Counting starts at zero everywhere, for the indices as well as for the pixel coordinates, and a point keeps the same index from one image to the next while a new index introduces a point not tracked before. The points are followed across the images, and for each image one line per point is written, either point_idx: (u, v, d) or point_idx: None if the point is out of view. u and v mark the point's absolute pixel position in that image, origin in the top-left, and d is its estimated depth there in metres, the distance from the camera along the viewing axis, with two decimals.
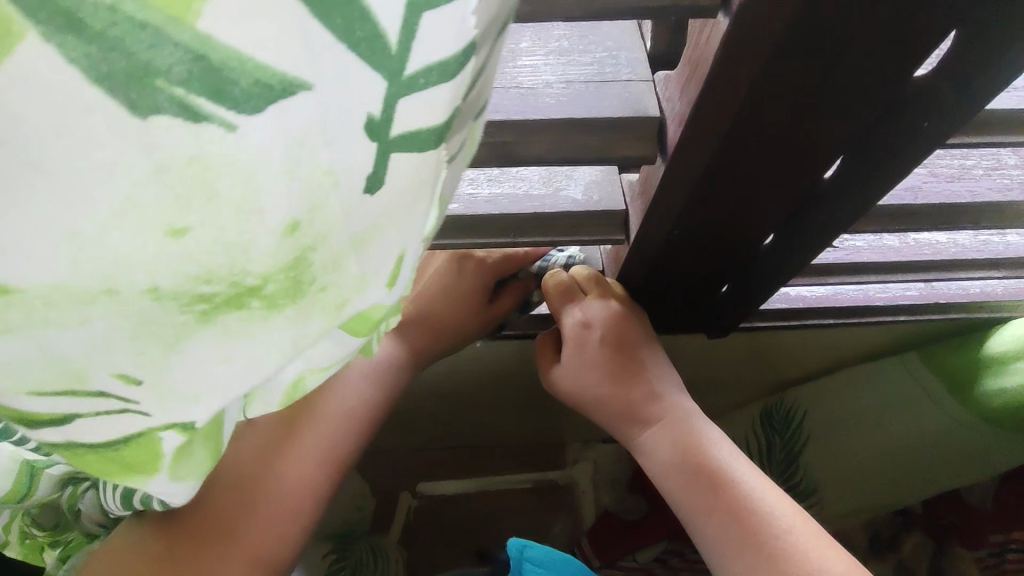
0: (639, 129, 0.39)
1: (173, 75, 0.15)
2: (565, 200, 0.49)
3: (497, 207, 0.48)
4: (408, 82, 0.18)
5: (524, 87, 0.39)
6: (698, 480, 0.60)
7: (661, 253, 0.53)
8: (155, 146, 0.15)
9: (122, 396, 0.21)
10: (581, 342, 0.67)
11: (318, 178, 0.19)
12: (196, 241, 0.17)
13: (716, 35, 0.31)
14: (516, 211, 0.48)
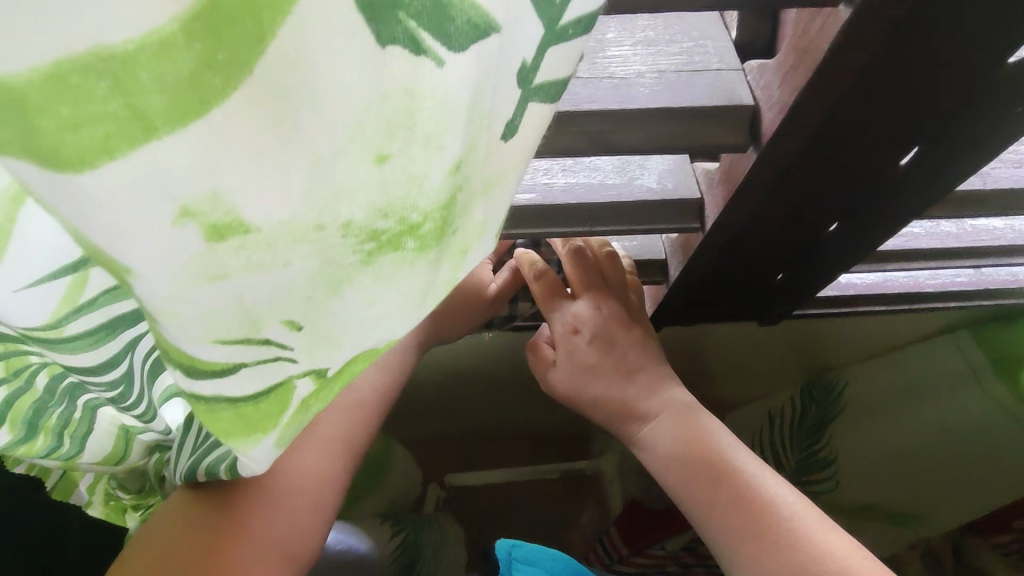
0: (732, 118, 0.39)
1: (411, 9, 0.18)
2: (640, 189, 0.49)
3: (574, 196, 0.49)
4: (559, 33, 0.23)
5: (616, 77, 0.40)
6: (696, 475, 0.60)
7: (729, 241, 0.54)
8: (384, 78, 0.20)
9: (282, 343, 0.26)
10: (569, 348, 0.72)
11: (478, 125, 0.24)
12: (392, 167, 0.22)
13: (829, 27, 0.31)
14: (593, 200, 0.49)
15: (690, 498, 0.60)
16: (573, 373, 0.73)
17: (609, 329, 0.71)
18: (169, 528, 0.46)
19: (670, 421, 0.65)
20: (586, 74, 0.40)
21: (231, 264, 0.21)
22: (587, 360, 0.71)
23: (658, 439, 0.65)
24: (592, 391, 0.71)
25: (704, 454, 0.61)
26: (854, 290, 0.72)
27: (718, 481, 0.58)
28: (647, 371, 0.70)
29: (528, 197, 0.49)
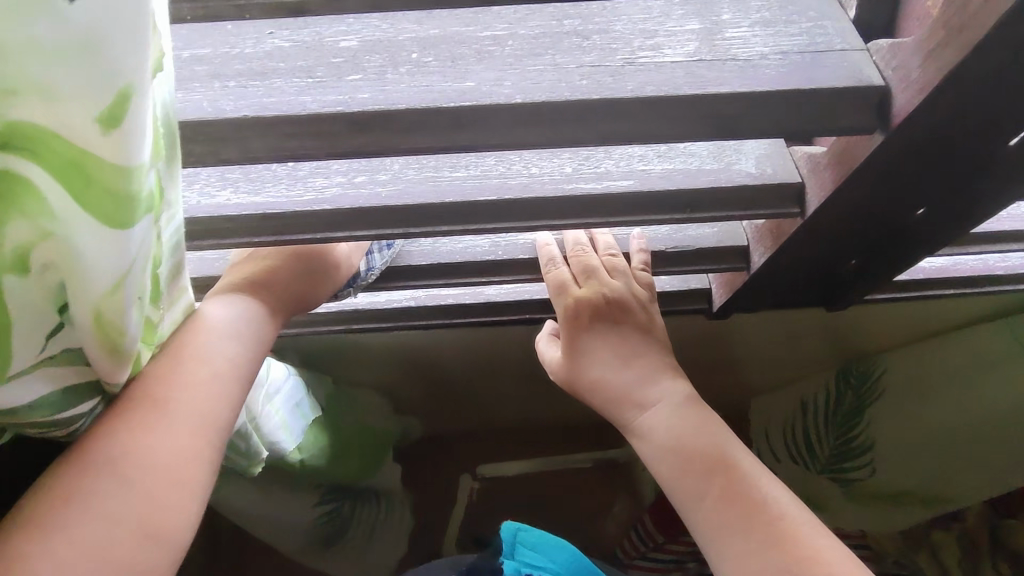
0: (862, 99, 0.38)
1: None
2: (739, 173, 0.48)
3: (673, 182, 0.48)
4: None
5: (739, 59, 0.39)
6: (698, 468, 0.54)
7: (822, 228, 0.53)
8: None
9: None
10: (568, 334, 0.63)
11: None
12: None
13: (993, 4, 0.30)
14: (693, 186, 0.48)
15: (677, 485, 0.55)
16: (571, 356, 0.62)
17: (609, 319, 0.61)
18: (59, 473, 0.40)
19: (666, 408, 0.58)
20: (706, 56, 0.39)
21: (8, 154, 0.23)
22: (585, 347, 0.62)
23: (656, 423, 0.57)
24: (586, 379, 0.61)
25: (704, 445, 0.55)
26: (924, 274, 0.72)
27: (713, 474, 0.53)
28: (652, 361, 0.61)
29: (627, 184, 0.47)
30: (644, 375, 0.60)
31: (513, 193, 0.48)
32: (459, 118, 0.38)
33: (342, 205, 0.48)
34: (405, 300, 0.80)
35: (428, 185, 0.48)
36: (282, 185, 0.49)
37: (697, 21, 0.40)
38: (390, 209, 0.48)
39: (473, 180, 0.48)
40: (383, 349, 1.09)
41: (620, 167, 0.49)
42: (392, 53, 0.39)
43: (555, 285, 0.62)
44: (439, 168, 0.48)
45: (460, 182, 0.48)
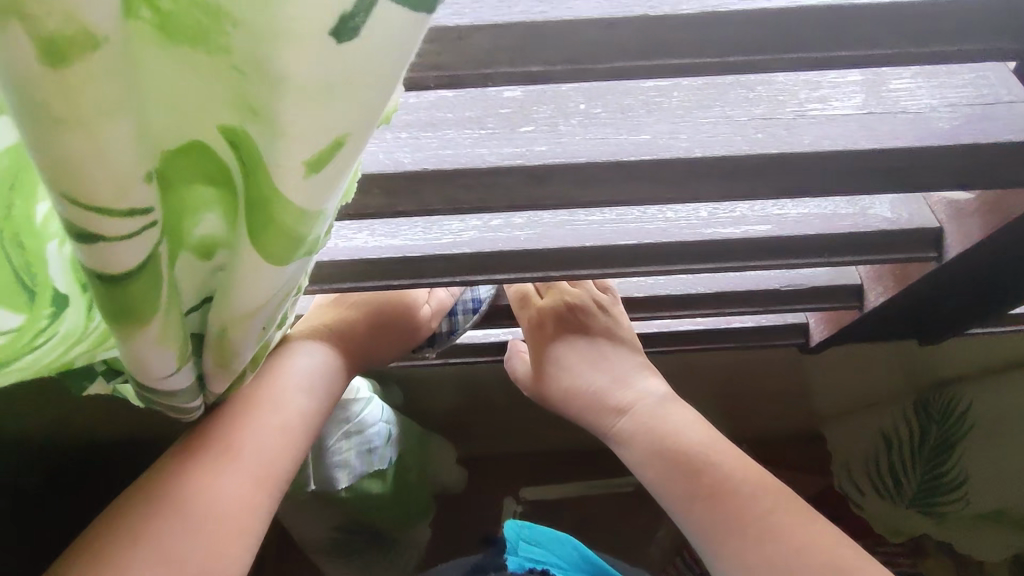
0: None
1: None
2: (876, 218, 0.48)
3: (810, 226, 0.48)
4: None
5: (910, 112, 0.39)
6: (685, 468, 0.56)
7: (952, 276, 0.52)
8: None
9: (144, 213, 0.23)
10: (536, 348, 0.67)
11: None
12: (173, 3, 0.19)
13: None
14: (830, 231, 0.48)
15: (668, 486, 0.56)
16: (538, 372, 0.67)
17: (570, 330, 0.65)
18: (120, 517, 0.43)
19: (640, 413, 0.61)
20: (875, 109, 0.39)
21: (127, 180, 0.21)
22: (556, 358, 0.66)
23: (631, 430, 0.60)
24: (559, 390, 0.65)
25: (682, 448, 0.57)
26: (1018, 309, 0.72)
27: (696, 474, 0.55)
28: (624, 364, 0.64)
29: (767, 229, 0.48)
30: (616, 378, 0.63)
31: (652, 237, 0.48)
32: (634, 170, 0.38)
33: (480, 249, 0.48)
34: (488, 332, 0.80)
35: (566, 230, 0.48)
36: (419, 228, 0.49)
37: (860, 73, 0.40)
38: (528, 253, 0.48)
39: (610, 226, 0.49)
40: (445, 379, 1.09)
41: (755, 212, 0.49)
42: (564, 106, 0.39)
43: (519, 297, 0.66)
44: (577, 214, 0.48)
45: (598, 224, 0.49)
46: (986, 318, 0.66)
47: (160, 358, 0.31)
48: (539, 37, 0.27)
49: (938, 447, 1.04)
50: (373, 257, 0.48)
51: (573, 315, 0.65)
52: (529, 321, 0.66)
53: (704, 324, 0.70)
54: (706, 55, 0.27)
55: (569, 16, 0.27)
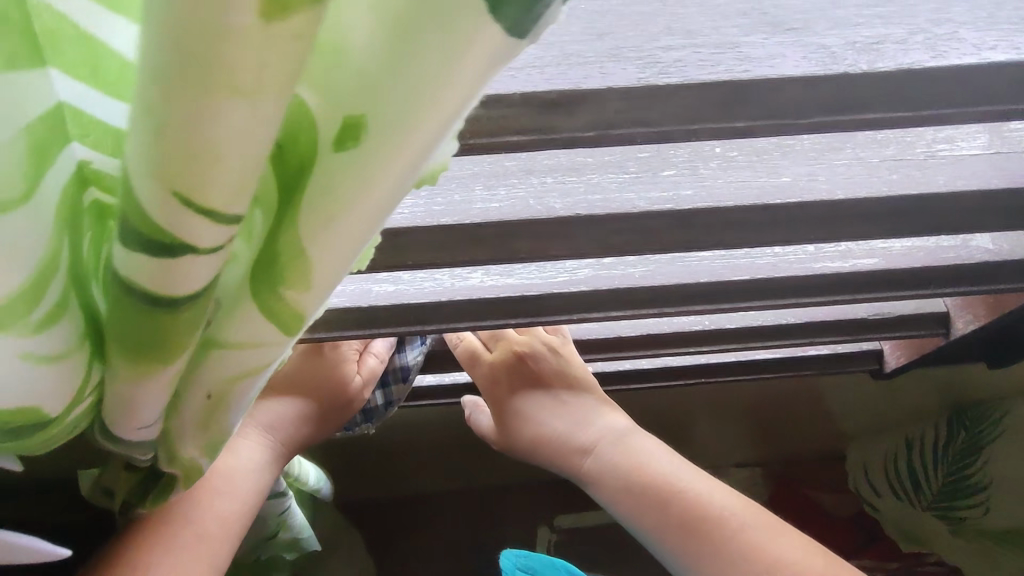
0: None
1: None
2: (979, 249, 0.50)
3: (916, 260, 0.50)
4: None
5: None
6: (659, 500, 0.55)
7: None
8: None
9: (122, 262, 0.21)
10: (492, 399, 0.66)
11: None
12: None
13: None
14: (937, 263, 0.50)
15: (642, 520, 0.55)
16: (500, 423, 0.66)
17: (522, 376, 0.65)
18: None
19: (605, 449, 0.60)
20: (1001, 149, 0.40)
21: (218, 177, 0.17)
22: (517, 410, 0.65)
23: (603, 468, 0.59)
24: (524, 439, 0.64)
25: (657, 479, 0.56)
26: None
27: (666, 506, 0.54)
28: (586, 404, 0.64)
29: (876, 262, 0.49)
30: (575, 420, 0.62)
31: (765, 273, 0.49)
32: (782, 214, 0.39)
33: (598, 288, 0.49)
34: None
35: (679, 266, 0.50)
36: (534, 266, 0.50)
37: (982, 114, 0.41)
38: (645, 290, 0.49)
39: (724, 262, 0.50)
40: None
41: (860, 246, 0.51)
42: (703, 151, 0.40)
43: (466, 354, 0.66)
44: (691, 252, 0.49)
45: (712, 261, 0.50)
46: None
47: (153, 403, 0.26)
48: (744, 95, 0.28)
49: (965, 449, 0.95)
50: (492, 296, 0.49)
51: (521, 360, 0.65)
52: (482, 372, 0.65)
53: (780, 350, 0.72)
54: (889, 106, 0.29)
55: (775, 76, 0.28)
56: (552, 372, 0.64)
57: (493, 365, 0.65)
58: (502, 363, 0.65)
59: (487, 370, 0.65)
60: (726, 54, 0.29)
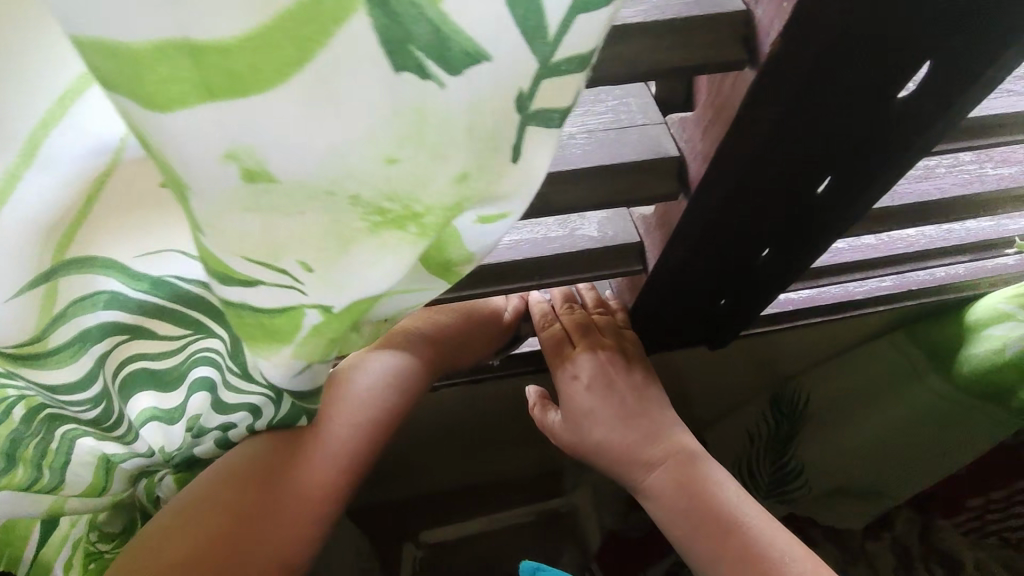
0: (714, 38, 0.26)
1: (419, 40, 0.15)
2: (583, 239, 0.44)
3: (519, 253, 0.44)
4: (553, 68, 0.17)
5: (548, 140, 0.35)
6: (700, 526, 0.54)
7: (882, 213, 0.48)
8: (392, 88, 0.16)
9: (294, 275, 0.21)
10: (566, 396, 0.61)
11: (407, 112, 0.17)
12: (402, 169, 0.18)
13: (739, 86, 0.28)
14: (538, 256, 0.44)
15: (691, 546, 0.54)
16: (572, 418, 0.61)
17: (615, 372, 0.60)
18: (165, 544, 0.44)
19: (678, 466, 0.57)
20: None
21: (411, 147, 0.18)
22: (587, 407, 0.60)
23: (664, 487, 0.56)
24: (591, 445, 0.60)
25: (706, 502, 0.55)
26: (835, 298, 0.67)
27: (723, 536, 0.53)
28: (655, 420, 0.59)
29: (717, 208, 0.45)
30: (646, 433, 0.59)
31: (560, 245, 0.44)
32: (676, 172, 0.36)
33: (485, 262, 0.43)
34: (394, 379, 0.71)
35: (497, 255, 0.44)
36: None
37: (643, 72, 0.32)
38: (537, 260, 0.44)
39: (617, 220, 0.45)
40: None
41: None
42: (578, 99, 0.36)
43: (553, 340, 0.62)
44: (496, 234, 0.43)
45: (604, 222, 0.46)
46: (922, 294, 0.68)
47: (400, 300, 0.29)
48: (627, 39, 0.25)
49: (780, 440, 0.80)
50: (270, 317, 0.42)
51: (608, 355, 0.61)
52: (567, 367, 0.61)
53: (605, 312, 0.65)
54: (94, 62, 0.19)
55: (656, 16, 0.26)
56: (631, 380, 0.61)
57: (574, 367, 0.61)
58: (583, 368, 0.60)
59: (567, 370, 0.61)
60: None
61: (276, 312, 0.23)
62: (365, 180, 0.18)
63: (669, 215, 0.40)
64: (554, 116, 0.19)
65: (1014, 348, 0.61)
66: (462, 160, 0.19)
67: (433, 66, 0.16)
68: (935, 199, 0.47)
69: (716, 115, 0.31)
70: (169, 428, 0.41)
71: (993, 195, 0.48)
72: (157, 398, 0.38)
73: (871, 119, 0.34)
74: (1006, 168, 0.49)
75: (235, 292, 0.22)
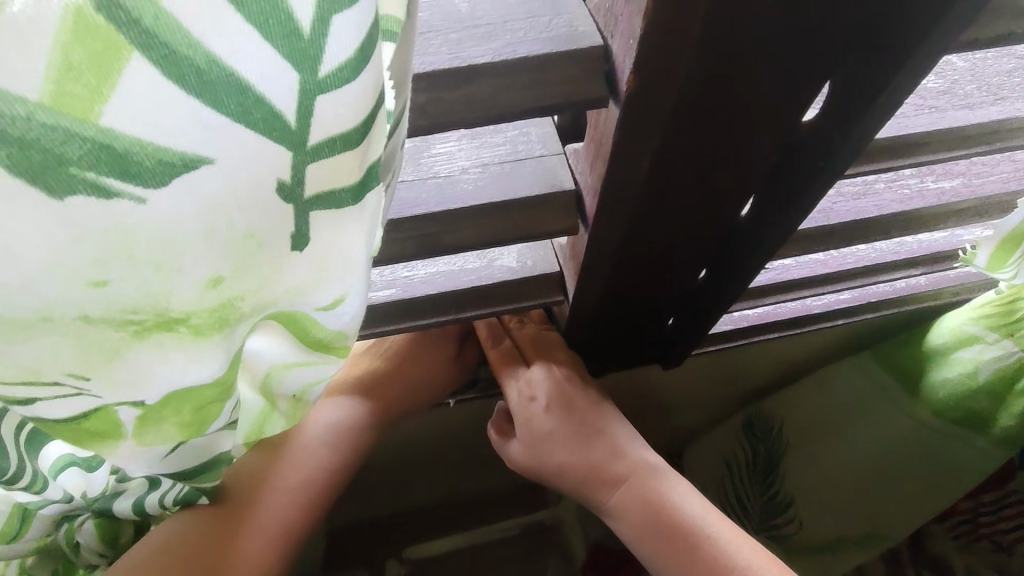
0: (576, 73, 0.25)
1: (83, 163, 0.16)
2: (500, 270, 0.43)
3: (434, 286, 0.42)
4: (313, 151, 0.19)
5: (441, 176, 0.33)
6: (672, 542, 0.50)
7: (822, 230, 0.46)
8: (73, 220, 0.17)
9: (76, 387, 0.22)
10: (523, 420, 0.55)
11: (103, 234, 0.18)
12: (118, 287, 0.19)
13: (611, 120, 0.28)
14: (455, 288, 0.42)
15: (660, 564, 0.50)
16: (530, 442, 0.56)
17: (573, 389, 0.56)
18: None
19: (640, 483, 0.52)
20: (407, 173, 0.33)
21: (119, 264, 0.19)
22: (546, 429, 0.55)
23: (631, 505, 0.52)
24: (551, 465, 0.55)
25: (675, 520, 0.51)
26: (796, 311, 0.65)
27: (692, 551, 0.49)
28: (614, 434, 0.55)
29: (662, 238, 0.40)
30: (607, 448, 0.54)
31: (475, 276, 0.43)
32: (576, 204, 0.35)
33: (398, 298, 0.42)
34: None
35: (411, 287, 0.42)
36: None
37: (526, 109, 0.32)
38: (453, 295, 0.42)
39: (539, 249, 0.44)
40: None
41: None
42: (477, 129, 0.34)
43: (504, 359, 0.57)
44: (408, 263, 0.42)
45: (525, 251, 0.44)
46: (882, 305, 0.67)
47: (270, 351, 0.30)
48: (477, 79, 0.25)
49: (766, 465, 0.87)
50: None
51: (564, 372, 0.56)
52: (520, 386, 0.56)
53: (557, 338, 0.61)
54: None
55: (507, 55, 0.24)
56: (589, 397, 0.56)
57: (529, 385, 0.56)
58: (539, 386, 0.56)
59: (523, 390, 0.56)
60: (459, 34, 0.25)
61: (81, 417, 0.24)
62: (86, 304, 0.19)
63: (581, 246, 0.39)
64: (341, 192, 0.21)
65: (985, 372, 0.66)
66: (199, 264, 0.20)
67: (113, 184, 0.17)
68: (873, 217, 0.45)
69: (597, 149, 0.30)
70: (90, 476, 0.37)
71: (933, 211, 0.47)
72: (72, 447, 0.36)
73: (778, 142, 0.32)
74: (948, 181, 0.47)
75: (26, 410, 0.23)
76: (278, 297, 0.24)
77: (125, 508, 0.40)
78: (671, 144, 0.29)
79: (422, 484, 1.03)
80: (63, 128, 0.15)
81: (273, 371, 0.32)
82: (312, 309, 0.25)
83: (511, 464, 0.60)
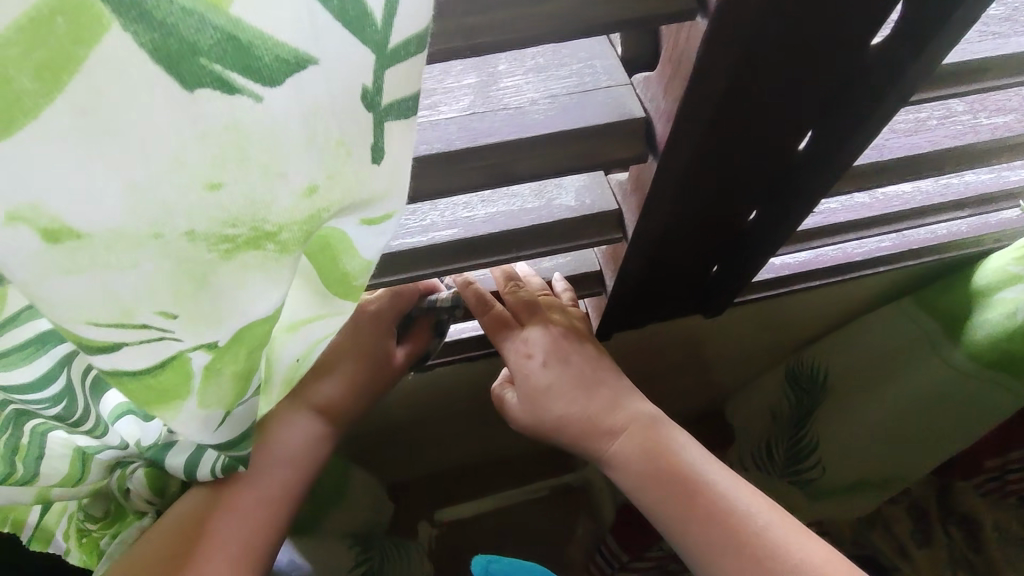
0: None
1: (212, 55, 0.17)
2: (558, 208, 0.44)
3: (496, 225, 0.43)
4: (392, 54, 0.20)
5: (511, 108, 0.34)
6: (668, 487, 0.49)
7: (876, 167, 0.46)
8: (197, 116, 0.18)
9: (160, 327, 0.24)
10: (522, 378, 0.57)
11: (221, 135, 0.19)
12: (229, 194, 0.20)
13: (694, 38, 0.28)
14: (518, 227, 0.43)
15: (660, 510, 0.49)
16: (530, 397, 0.57)
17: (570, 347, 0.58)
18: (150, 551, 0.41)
19: (640, 431, 0.52)
20: (479, 108, 0.34)
21: (232, 169, 0.20)
22: (545, 384, 0.56)
23: (629, 453, 0.52)
24: (551, 421, 0.56)
25: (673, 465, 0.50)
26: (835, 258, 0.65)
27: (692, 494, 0.48)
28: (613, 388, 0.56)
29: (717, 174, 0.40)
30: (605, 402, 0.55)
31: (532, 215, 0.43)
32: (646, 132, 0.35)
33: (460, 238, 0.42)
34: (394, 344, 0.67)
35: (473, 225, 0.43)
36: None
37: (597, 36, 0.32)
38: (514, 233, 0.43)
39: (595, 188, 0.44)
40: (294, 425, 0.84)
41: None
42: (542, 63, 0.35)
43: (497, 321, 0.57)
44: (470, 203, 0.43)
45: (583, 190, 0.45)
46: (924, 252, 0.67)
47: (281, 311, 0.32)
48: None
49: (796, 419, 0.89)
50: None
51: (558, 330, 0.58)
52: (515, 346, 0.57)
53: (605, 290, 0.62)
54: None
55: None
56: (585, 354, 0.58)
57: (528, 346, 0.57)
58: (537, 345, 0.57)
59: (523, 350, 0.57)
60: None
61: (156, 369, 0.26)
62: (195, 214, 0.20)
63: (646, 175, 0.39)
64: (406, 100, 0.22)
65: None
66: (300, 171, 0.21)
67: (236, 78, 0.18)
68: (927, 151, 0.45)
69: (675, 71, 0.31)
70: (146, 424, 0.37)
71: (989, 144, 0.47)
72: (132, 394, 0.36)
73: (846, 71, 0.32)
74: (1002, 117, 0.47)
75: (104, 361, 0.24)
76: (348, 212, 0.25)
77: (175, 465, 0.39)
78: (750, 63, 0.30)
79: (458, 444, 1.04)
80: (198, 14, 0.16)
81: (276, 336, 0.33)
82: (349, 226, 0.27)
83: (515, 426, 0.60)
